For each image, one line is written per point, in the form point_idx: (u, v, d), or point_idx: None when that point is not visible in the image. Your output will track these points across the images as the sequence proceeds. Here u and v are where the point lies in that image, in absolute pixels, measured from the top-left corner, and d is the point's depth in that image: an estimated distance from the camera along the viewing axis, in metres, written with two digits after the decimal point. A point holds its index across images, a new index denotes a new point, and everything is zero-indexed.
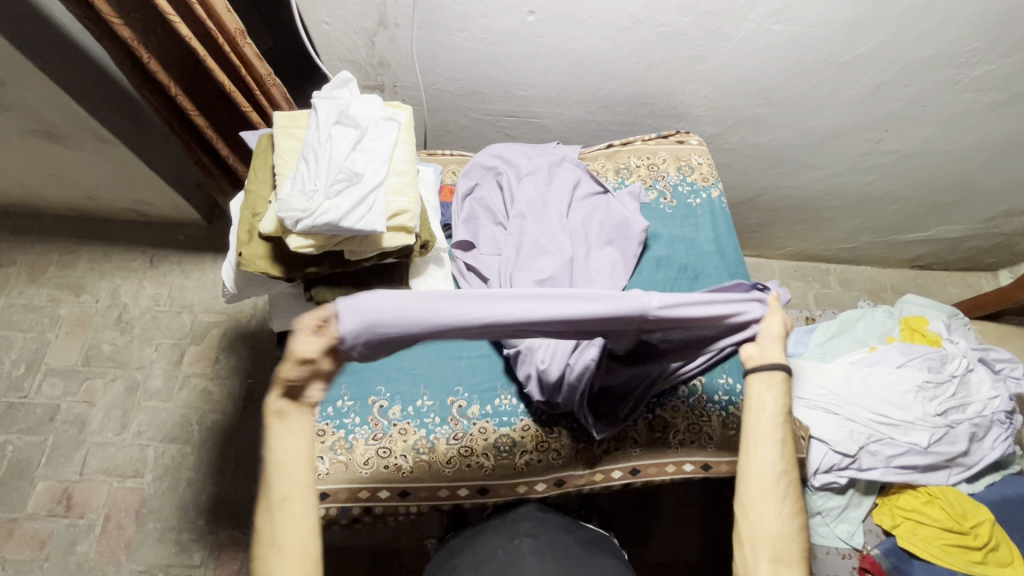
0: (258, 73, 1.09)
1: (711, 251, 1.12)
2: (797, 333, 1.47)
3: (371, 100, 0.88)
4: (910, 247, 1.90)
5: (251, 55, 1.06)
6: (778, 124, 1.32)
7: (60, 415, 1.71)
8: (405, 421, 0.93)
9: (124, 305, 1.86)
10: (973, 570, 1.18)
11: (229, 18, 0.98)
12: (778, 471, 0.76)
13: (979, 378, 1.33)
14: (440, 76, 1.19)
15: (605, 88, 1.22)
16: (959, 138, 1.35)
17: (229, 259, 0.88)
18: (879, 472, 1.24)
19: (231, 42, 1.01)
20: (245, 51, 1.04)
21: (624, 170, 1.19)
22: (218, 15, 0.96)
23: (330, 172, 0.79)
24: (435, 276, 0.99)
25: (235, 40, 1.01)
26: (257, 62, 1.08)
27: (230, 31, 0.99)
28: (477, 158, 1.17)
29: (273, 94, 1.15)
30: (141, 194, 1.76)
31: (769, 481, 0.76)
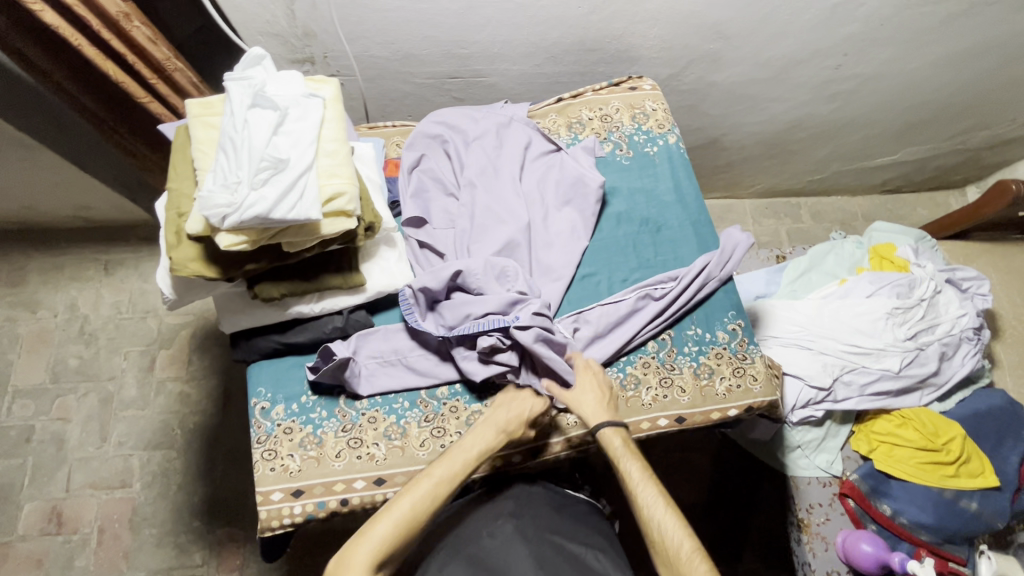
0: (154, 57, 1.04)
1: (673, 200, 1.09)
2: (769, 273, 1.46)
3: (290, 77, 0.81)
4: (878, 172, 1.87)
5: (143, 38, 1.01)
6: (734, 59, 1.26)
7: (36, 436, 1.68)
8: (374, 409, 0.92)
9: (84, 317, 1.79)
10: (947, 484, 1.22)
11: (107, 1, 0.93)
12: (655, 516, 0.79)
13: (947, 299, 1.34)
14: (371, 42, 1.11)
15: (549, 38, 1.15)
16: (919, 56, 1.31)
17: (163, 266, 0.82)
18: (854, 401, 1.26)
19: (114, 26, 0.96)
20: (133, 35, 0.99)
21: (577, 124, 1.14)
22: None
23: (253, 160, 0.73)
24: (388, 257, 0.95)
25: (119, 24, 0.96)
26: (150, 45, 1.02)
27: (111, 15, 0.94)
28: (423, 125, 1.10)
29: (176, 79, 1.09)
30: (82, 199, 1.67)
31: (653, 529, 0.79)
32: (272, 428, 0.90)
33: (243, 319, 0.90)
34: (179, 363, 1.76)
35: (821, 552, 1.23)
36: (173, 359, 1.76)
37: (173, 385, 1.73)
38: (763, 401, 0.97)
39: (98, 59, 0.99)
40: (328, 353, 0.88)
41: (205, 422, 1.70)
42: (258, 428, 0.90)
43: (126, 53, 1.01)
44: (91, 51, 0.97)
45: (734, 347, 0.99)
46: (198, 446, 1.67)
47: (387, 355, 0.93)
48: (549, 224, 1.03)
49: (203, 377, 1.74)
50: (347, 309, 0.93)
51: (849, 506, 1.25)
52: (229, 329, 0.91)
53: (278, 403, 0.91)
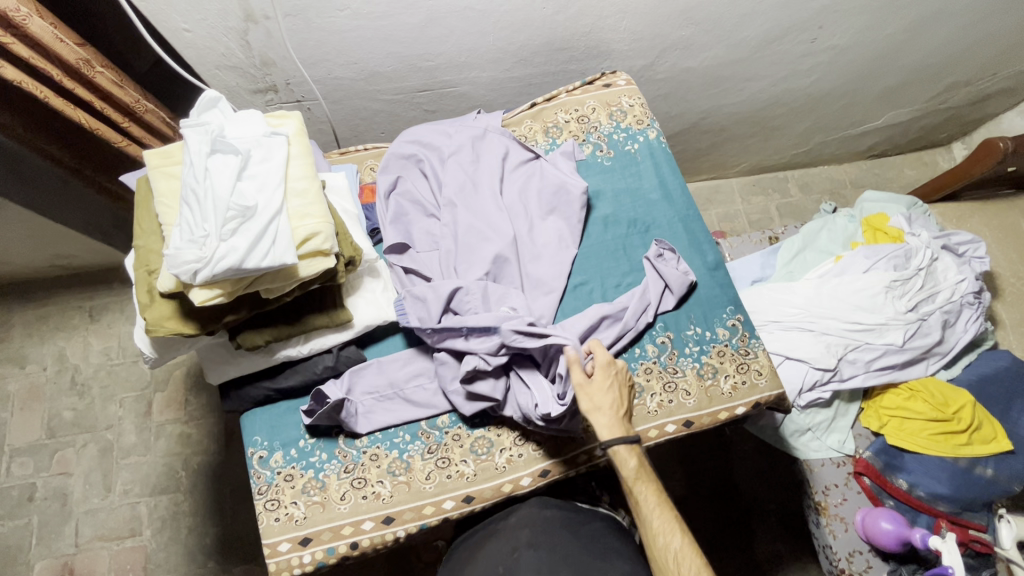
0: (123, 101, 1.01)
1: (659, 198, 1.06)
2: (763, 256, 1.44)
3: (249, 116, 0.78)
4: (863, 138, 1.85)
5: (108, 82, 0.97)
6: (707, 43, 1.23)
7: (39, 493, 1.65)
8: (375, 446, 0.89)
9: (74, 367, 1.75)
10: (960, 453, 1.21)
11: (66, 50, 0.88)
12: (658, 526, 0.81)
13: (945, 266, 1.33)
14: (334, 64, 1.07)
15: (517, 41, 1.11)
16: (895, 21, 1.28)
17: (139, 326, 0.79)
18: (861, 379, 1.25)
19: (78, 74, 0.92)
20: (98, 81, 0.95)
21: (553, 128, 1.11)
22: (50, 48, 0.86)
23: (219, 210, 0.70)
24: (374, 288, 0.92)
25: (83, 73, 0.92)
26: (117, 89, 0.99)
27: (73, 63, 0.90)
28: (397, 146, 1.06)
29: (147, 119, 1.07)
30: (55, 248, 1.62)
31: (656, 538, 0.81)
32: (273, 477, 0.87)
33: (231, 369, 0.87)
34: (176, 404, 1.73)
35: (842, 533, 1.22)
36: (170, 401, 1.73)
37: (173, 427, 1.70)
38: (769, 395, 0.95)
39: (69, 109, 0.96)
40: (321, 395, 0.86)
41: (209, 461, 1.67)
42: (257, 478, 0.87)
43: (94, 101, 0.97)
44: (58, 101, 0.94)
45: (736, 343, 0.97)
46: (204, 486, 1.65)
47: (384, 389, 0.91)
48: (534, 235, 1.00)
49: (202, 416, 1.71)
50: (336, 347, 0.90)
51: (865, 485, 1.24)
52: (216, 379, 0.88)
53: (275, 450, 0.88)
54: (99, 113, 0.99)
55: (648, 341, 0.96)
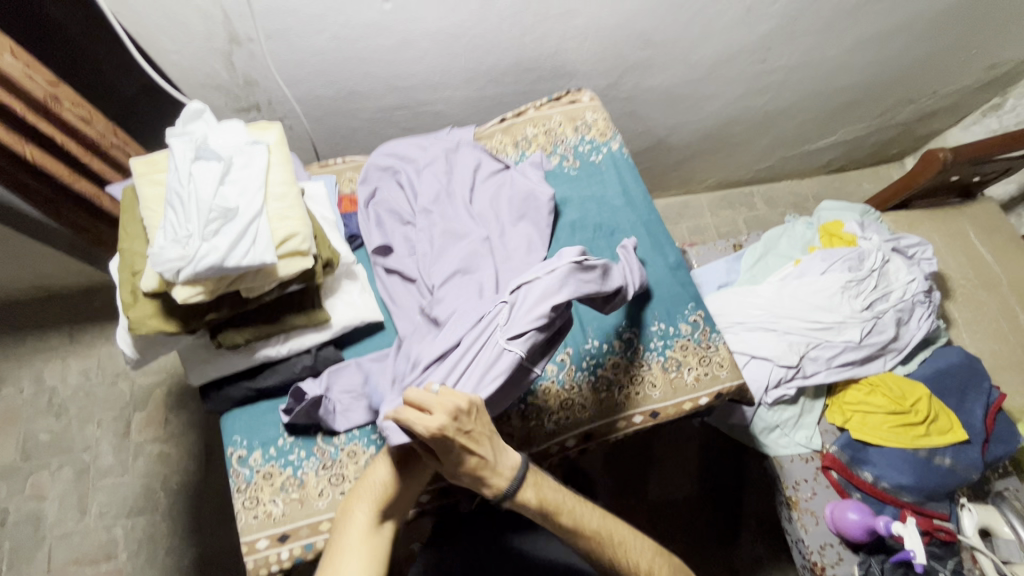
0: (89, 137, 1.05)
1: (622, 204, 1.13)
2: (728, 262, 1.52)
3: (232, 127, 0.83)
4: (821, 154, 1.96)
5: (74, 118, 1.01)
6: (665, 64, 1.32)
7: (11, 518, 1.61)
8: (353, 443, 0.92)
9: (52, 388, 1.74)
10: (920, 444, 1.27)
11: (34, 87, 0.91)
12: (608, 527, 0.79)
13: (896, 267, 1.41)
14: (314, 84, 1.14)
15: (486, 62, 1.19)
16: (837, 43, 1.39)
17: (122, 325, 0.82)
18: (823, 375, 1.30)
19: (46, 110, 0.95)
20: (66, 118, 0.99)
21: (522, 141, 1.18)
22: (19, 85, 0.89)
23: (202, 212, 0.74)
24: (351, 290, 0.96)
25: (52, 110, 0.96)
26: (84, 126, 1.03)
27: (42, 100, 0.93)
28: (374, 158, 1.12)
29: (111, 155, 1.11)
30: (36, 269, 1.63)
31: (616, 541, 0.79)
32: (252, 475, 0.89)
33: (212, 369, 0.90)
34: (156, 423, 1.72)
35: (812, 526, 1.25)
36: (150, 420, 1.72)
37: (151, 447, 1.69)
38: (731, 386, 1.00)
39: (18, 146, 0.96)
40: (300, 393, 0.89)
41: (189, 480, 1.65)
42: (237, 477, 0.89)
43: (60, 137, 1.00)
44: (8, 136, 0.94)
45: (697, 337, 1.03)
46: (183, 505, 1.62)
47: (361, 388, 0.94)
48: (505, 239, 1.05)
49: (182, 434, 1.70)
50: (314, 347, 0.93)
51: (833, 478, 1.28)
52: (197, 381, 0.91)
53: (254, 449, 0.90)
54: (64, 148, 1.02)
55: (615, 337, 1.01)
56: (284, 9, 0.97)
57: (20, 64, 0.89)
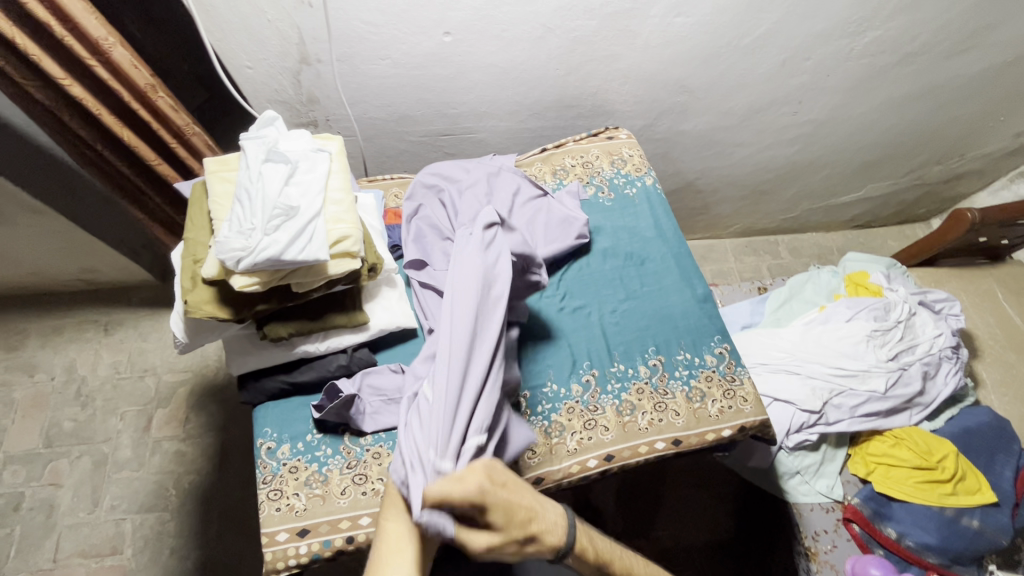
0: (176, 125, 1.10)
1: (653, 236, 1.17)
2: (752, 304, 1.54)
3: (300, 135, 0.91)
4: (847, 208, 1.99)
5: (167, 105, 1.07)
6: (700, 109, 1.39)
7: (25, 503, 1.60)
8: (378, 444, 0.93)
9: (82, 378, 1.77)
10: (947, 502, 1.23)
11: (137, 75, 0.99)
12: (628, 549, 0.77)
13: (922, 320, 1.41)
14: (370, 105, 1.22)
15: (531, 97, 1.27)
16: (867, 100, 1.45)
17: (177, 310, 0.89)
18: (846, 423, 1.29)
19: (142, 96, 1.03)
20: (158, 104, 1.05)
21: (561, 171, 1.24)
22: (124, 73, 0.97)
23: (266, 209, 0.80)
24: (390, 297, 1.01)
25: (147, 96, 1.03)
26: (172, 114, 1.09)
27: (140, 86, 1.01)
28: (420, 177, 1.19)
29: (193, 142, 1.15)
30: (86, 261, 1.70)
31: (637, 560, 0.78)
32: (278, 467, 0.91)
33: (252, 359, 0.94)
34: (176, 421, 1.72)
35: None
36: (171, 417, 1.73)
37: (169, 444, 1.69)
38: (755, 420, 1.00)
39: (116, 128, 1.06)
40: (335, 391, 0.92)
41: (202, 481, 1.64)
42: (263, 468, 0.91)
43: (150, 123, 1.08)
44: (110, 118, 1.04)
45: (723, 370, 1.04)
46: (193, 506, 1.61)
47: (391, 392, 0.96)
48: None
49: (201, 434, 1.70)
50: (350, 348, 0.97)
51: (854, 532, 1.24)
52: (236, 370, 0.95)
53: (283, 442, 0.93)
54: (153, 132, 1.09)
55: (640, 363, 1.03)
56: (354, 36, 1.06)
57: (131, 53, 0.97)
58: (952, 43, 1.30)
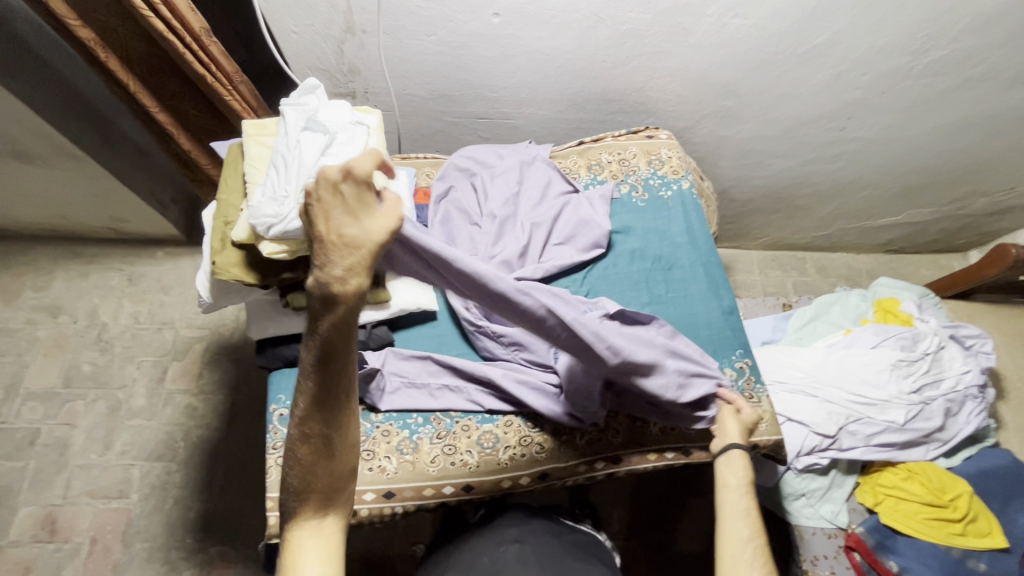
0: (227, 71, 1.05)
1: (684, 241, 1.14)
2: (775, 320, 1.51)
3: (340, 105, 0.90)
4: (883, 232, 1.93)
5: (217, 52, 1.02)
6: (745, 116, 1.35)
7: (41, 439, 1.65)
8: (388, 423, 0.94)
9: (103, 324, 1.80)
10: (954, 542, 1.20)
11: (192, 17, 0.95)
12: (747, 531, 0.77)
13: (951, 355, 1.37)
14: (410, 81, 1.21)
15: (574, 88, 1.25)
16: (919, 123, 1.40)
17: (205, 270, 0.91)
18: (859, 451, 1.26)
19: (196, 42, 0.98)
20: (212, 50, 1.01)
21: (596, 166, 1.21)
22: (179, 13, 0.93)
23: (301, 177, 0.80)
24: (413, 277, 1.01)
25: (203, 40, 0.98)
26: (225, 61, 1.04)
27: (196, 30, 0.96)
28: (454, 159, 1.17)
29: (241, 91, 1.10)
30: (116, 210, 1.71)
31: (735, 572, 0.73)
32: (288, 435, 0.92)
33: (272, 326, 0.95)
34: (191, 375, 1.75)
35: None
36: (186, 371, 1.75)
37: (182, 397, 1.71)
38: (769, 440, 0.99)
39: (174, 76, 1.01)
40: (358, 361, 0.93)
41: (210, 436, 1.66)
42: (274, 434, 0.92)
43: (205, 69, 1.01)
44: None
45: (741, 385, 1.02)
46: (200, 459, 1.64)
47: (413, 377, 0.97)
48: (544, 260, 1.07)
49: (213, 390, 1.73)
50: (369, 325, 0.97)
51: (855, 560, 1.22)
52: (256, 335, 0.96)
53: None
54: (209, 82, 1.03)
55: None
56: (401, 9, 1.04)
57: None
58: (1019, 72, 1.24)
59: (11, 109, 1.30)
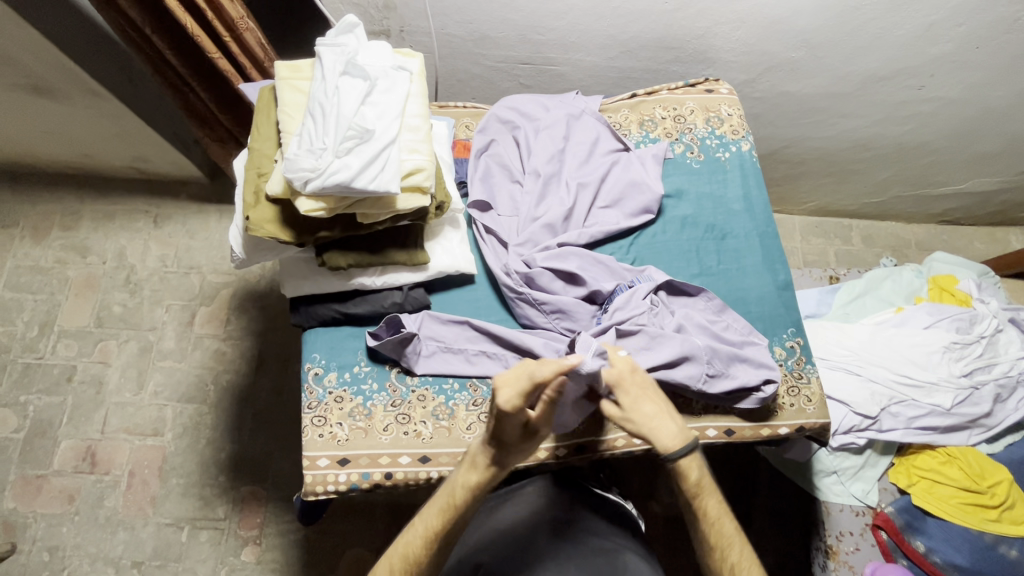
0: (230, 16, 1.04)
1: (740, 209, 1.06)
2: (821, 293, 1.44)
3: (380, 47, 0.82)
4: (940, 201, 1.81)
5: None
6: (814, 70, 1.23)
7: (77, 376, 1.69)
8: (424, 387, 0.92)
9: (132, 266, 1.79)
10: (988, 528, 1.18)
11: None
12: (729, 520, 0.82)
13: (1008, 339, 1.30)
14: (450, 20, 1.11)
15: (628, 32, 1.13)
16: (1008, 84, 1.26)
17: (237, 225, 0.86)
18: (899, 433, 1.22)
19: None
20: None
21: (649, 122, 1.11)
22: None
23: (340, 128, 0.73)
24: (452, 238, 0.95)
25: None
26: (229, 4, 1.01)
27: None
28: (497, 109, 1.08)
29: (245, 38, 1.09)
30: (140, 150, 1.66)
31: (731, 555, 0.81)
32: (324, 395, 0.90)
33: (306, 284, 0.92)
34: (219, 320, 1.75)
35: None
36: (214, 316, 1.75)
37: (210, 341, 1.73)
38: (815, 423, 0.95)
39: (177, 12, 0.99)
40: (397, 323, 0.90)
41: (239, 381, 1.69)
42: (309, 393, 0.90)
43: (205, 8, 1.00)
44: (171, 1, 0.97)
45: (791, 365, 0.97)
46: (230, 403, 1.67)
47: (450, 342, 0.93)
48: (590, 224, 1.01)
49: (241, 336, 1.73)
50: (406, 286, 0.94)
51: (881, 539, 1.20)
52: (289, 292, 0.93)
53: (330, 370, 0.92)
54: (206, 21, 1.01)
55: None
56: None
57: None
58: None
59: (30, 40, 1.24)
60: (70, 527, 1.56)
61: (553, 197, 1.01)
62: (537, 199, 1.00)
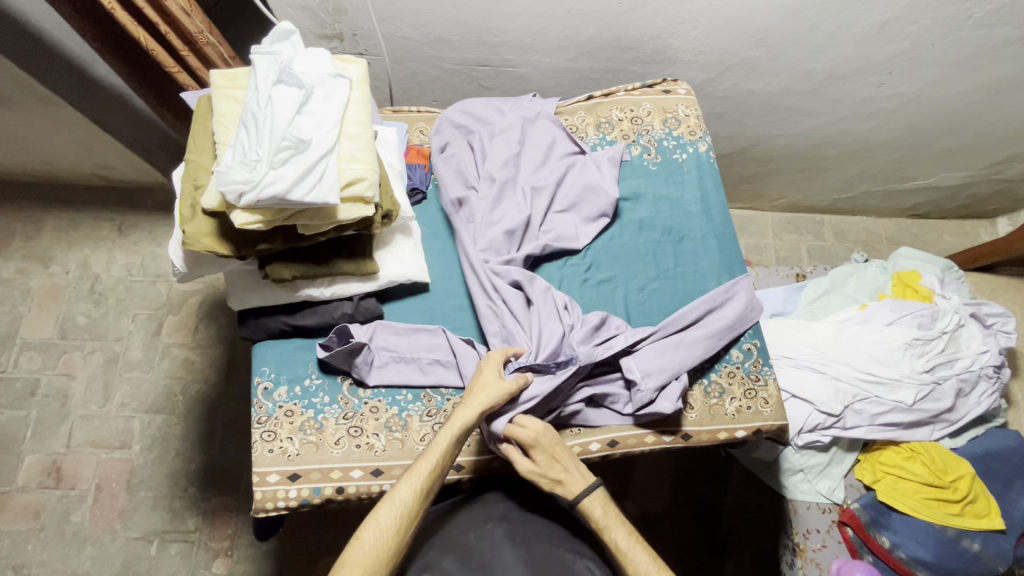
0: (188, 30, 1.00)
1: (698, 211, 1.06)
2: (787, 291, 1.44)
3: (318, 54, 0.80)
4: (909, 196, 1.82)
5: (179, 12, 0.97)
6: (774, 69, 1.22)
7: (41, 389, 1.65)
8: (377, 399, 0.90)
9: (96, 276, 1.76)
10: (950, 522, 1.19)
11: None
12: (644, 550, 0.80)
13: (970, 334, 1.31)
14: (403, 23, 1.09)
15: (585, 33, 1.12)
16: (967, 81, 1.26)
17: (178, 238, 0.84)
18: (863, 430, 1.23)
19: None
20: (167, 5, 0.95)
21: (606, 124, 1.10)
22: None
23: (274, 138, 0.72)
24: (403, 246, 0.94)
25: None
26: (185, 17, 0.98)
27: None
28: (451, 113, 1.07)
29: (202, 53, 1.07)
30: (99, 157, 1.63)
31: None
32: (274, 409, 0.89)
33: (254, 296, 0.90)
34: (186, 329, 1.72)
35: None
36: (181, 325, 1.72)
37: (178, 351, 1.70)
38: (772, 424, 0.95)
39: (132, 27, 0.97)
40: (346, 334, 0.88)
41: (207, 391, 1.66)
42: (259, 408, 0.88)
43: (158, 22, 0.97)
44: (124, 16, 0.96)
45: (747, 367, 0.98)
46: (198, 413, 1.64)
47: (403, 352, 0.92)
48: (546, 231, 1.00)
49: (209, 345, 1.71)
50: (356, 297, 0.92)
51: (847, 536, 1.21)
52: (237, 305, 0.91)
53: (280, 384, 0.90)
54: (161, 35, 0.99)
55: None
56: None
57: None
58: None
59: None
60: (36, 544, 1.53)
61: (507, 205, 1.00)
62: (492, 207, 0.99)
